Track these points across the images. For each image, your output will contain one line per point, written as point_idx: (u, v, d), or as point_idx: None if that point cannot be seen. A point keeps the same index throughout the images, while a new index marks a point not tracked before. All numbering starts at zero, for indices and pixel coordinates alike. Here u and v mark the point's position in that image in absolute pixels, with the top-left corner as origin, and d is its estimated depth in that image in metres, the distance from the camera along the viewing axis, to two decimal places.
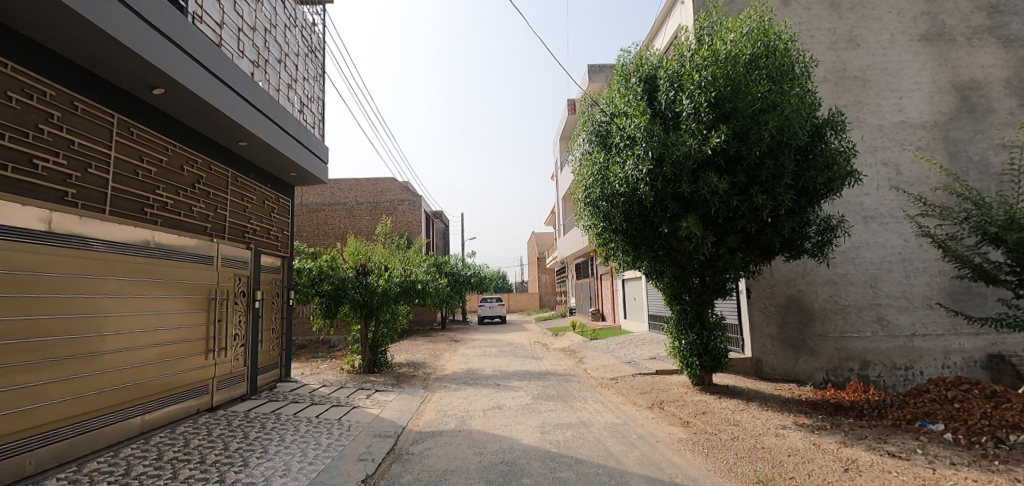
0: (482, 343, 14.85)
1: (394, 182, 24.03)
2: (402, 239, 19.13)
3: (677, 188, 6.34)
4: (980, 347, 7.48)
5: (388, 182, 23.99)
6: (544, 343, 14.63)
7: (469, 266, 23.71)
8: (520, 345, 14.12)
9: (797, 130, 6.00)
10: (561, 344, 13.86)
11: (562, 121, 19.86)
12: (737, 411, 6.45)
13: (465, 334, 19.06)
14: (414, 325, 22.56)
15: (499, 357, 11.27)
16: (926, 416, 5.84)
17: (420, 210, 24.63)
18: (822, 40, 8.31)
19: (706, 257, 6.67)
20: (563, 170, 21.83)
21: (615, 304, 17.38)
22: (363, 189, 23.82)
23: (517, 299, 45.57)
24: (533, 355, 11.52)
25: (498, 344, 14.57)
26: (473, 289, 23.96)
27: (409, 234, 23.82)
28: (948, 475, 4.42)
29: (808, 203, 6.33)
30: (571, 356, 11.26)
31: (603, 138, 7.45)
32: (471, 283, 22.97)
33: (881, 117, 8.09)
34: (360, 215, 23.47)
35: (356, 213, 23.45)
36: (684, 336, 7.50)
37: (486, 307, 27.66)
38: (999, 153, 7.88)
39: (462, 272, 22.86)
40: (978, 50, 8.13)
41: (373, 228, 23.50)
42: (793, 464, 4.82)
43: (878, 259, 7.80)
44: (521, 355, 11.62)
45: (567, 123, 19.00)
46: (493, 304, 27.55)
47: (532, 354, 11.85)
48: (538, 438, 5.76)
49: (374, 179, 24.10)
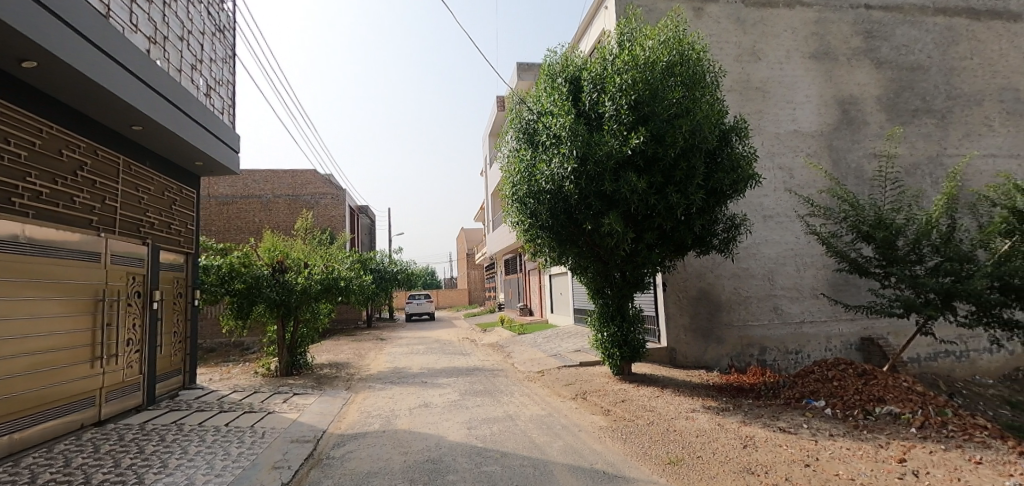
0: (410, 341, 14.61)
1: (316, 174, 22.82)
2: (325, 235, 17.83)
3: (600, 187, 6.62)
4: (855, 331, 8.55)
5: (309, 174, 22.76)
6: (473, 339, 14.68)
7: (396, 263, 23.13)
8: (448, 341, 14.01)
9: (707, 135, 6.47)
10: (489, 339, 13.92)
11: (492, 118, 19.79)
12: (653, 397, 6.84)
13: (391, 333, 18.55)
14: (337, 324, 21.66)
15: (427, 354, 11.11)
16: (811, 394, 6.55)
17: (344, 204, 23.61)
18: (730, 51, 8.86)
19: (627, 252, 7.00)
20: (492, 165, 21.88)
21: (543, 299, 17.72)
22: (282, 181, 22.39)
23: (447, 296, 45.25)
24: (461, 352, 11.46)
25: (426, 341, 14.36)
26: (401, 285, 23.41)
27: (333, 229, 22.80)
28: (827, 446, 5.05)
29: (716, 203, 6.83)
30: (499, 351, 11.34)
31: (530, 136, 7.60)
32: (397, 279, 22.42)
33: (778, 125, 8.87)
34: (278, 209, 22.16)
35: (273, 207, 22.08)
36: (606, 328, 7.80)
37: (414, 304, 27.17)
38: (871, 161, 9.01)
39: (389, 269, 22.18)
40: (856, 70, 9.22)
41: (292, 223, 22.26)
42: (700, 444, 5.22)
43: (775, 254, 8.58)
44: (450, 351, 11.54)
45: (496, 119, 19.02)
46: (422, 301, 27.16)
47: (460, 350, 11.82)
48: (465, 434, 5.77)
49: (294, 171, 22.75)
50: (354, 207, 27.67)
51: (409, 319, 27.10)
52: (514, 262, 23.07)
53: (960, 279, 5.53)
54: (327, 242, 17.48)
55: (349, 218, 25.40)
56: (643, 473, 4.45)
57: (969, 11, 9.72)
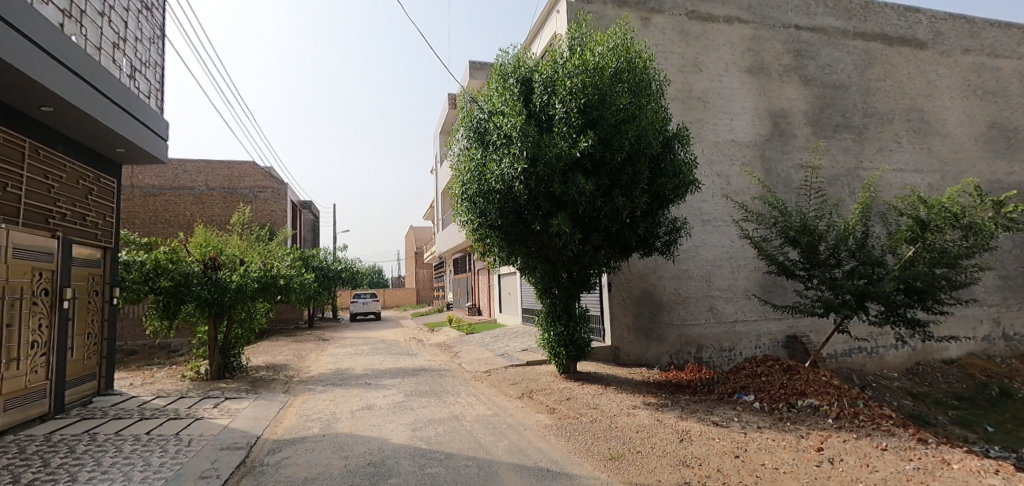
0: (353, 341, 14.19)
1: (255, 166, 21.71)
2: (263, 231, 16.98)
3: (549, 188, 6.71)
4: (782, 330, 9.18)
5: (248, 166, 21.62)
6: (420, 339, 14.44)
7: (340, 261, 22.38)
8: (394, 342, 13.73)
9: (652, 141, 6.72)
10: (436, 339, 13.77)
11: (442, 116, 19.59)
12: (597, 395, 7.01)
13: (334, 333, 17.97)
14: (276, 324, 20.69)
15: (371, 355, 10.82)
16: (743, 388, 6.94)
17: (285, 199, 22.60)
18: (674, 62, 9.20)
19: (574, 253, 7.13)
20: (442, 163, 21.65)
21: (491, 298, 17.75)
22: (216, 172, 21.14)
23: (394, 295, 44.41)
24: (407, 352, 11.26)
25: (371, 342, 13.99)
26: (345, 284, 22.67)
27: (272, 224, 21.76)
28: (754, 437, 5.38)
29: (659, 207, 7.09)
30: (446, 351, 11.23)
31: (480, 135, 7.59)
32: (341, 278, 21.70)
33: (717, 134, 9.33)
34: (212, 202, 20.91)
35: (206, 200, 20.81)
36: (553, 327, 7.91)
37: (359, 303, 26.41)
38: (799, 171, 9.68)
39: (333, 267, 21.44)
40: (786, 86, 9.87)
41: (227, 217, 21.07)
42: (639, 439, 5.41)
43: (712, 256, 9.02)
44: (395, 352, 11.30)
45: (447, 117, 18.83)
46: (367, 300, 26.44)
47: (407, 350, 11.60)
48: (409, 435, 5.66)
49: (230, 162, 21.53)
50: (296, 202, 26.56)
51: (353, 319, 26.33)
52: (464, 261, 22.93)
53: (872, 281, 6.02)
54: (265, 238, 16.66)
55: (290, 213, 24.35)
56: (585, 470, 4.55)
57: (883, 37, 10.65)
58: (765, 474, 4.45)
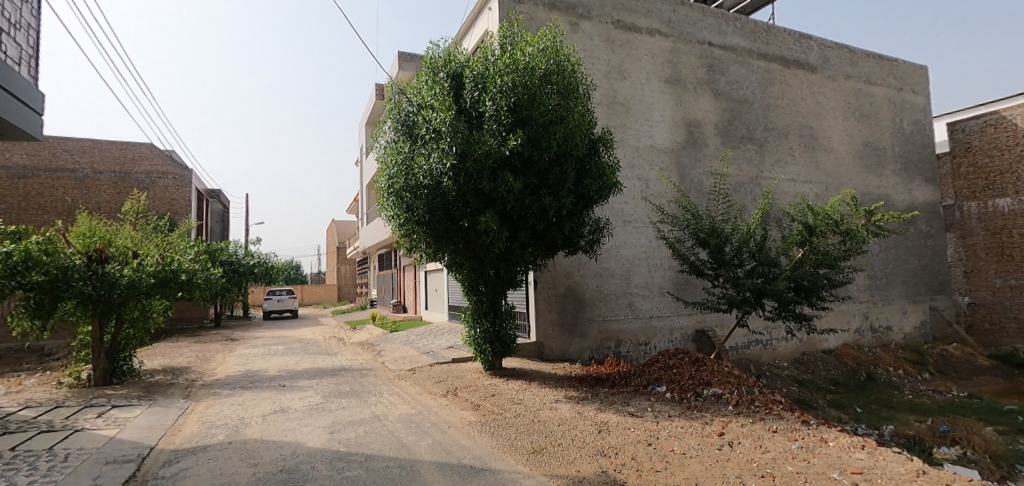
0: (267, 341, 13.31)
1: (153, 149, 19.61)
2: (162, 221, 15.38)
3: (477, 185, 6.71)
4: (691, 324, 9.92)
5: (144, 148, 19.48)
6: (340, 338, 13.86)
7: (253, 256, 20.86)
8: (312, 341, 13.06)
9: (578, 142, 6.93)
10: (357, 338, 13.27)
11: (368, 106, 18.90)
12: (521, 390, 7.12)
13: (244, 332, 16.73)
14: (174, 323, 18.89)
15: (285, 355, 10.20)
16: (656, 380, 7.37)
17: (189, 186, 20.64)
18: (600, 67, 9.52)
19: (502, 250, 7.20)
20: (368, 155, 20.89)
21: (417, 295, 17.45)
22: (105, 154, 18.84)
23: (314, 292, 42.22)
24: (326, 351, 10.77)
25: (286, 341, 13.19)
26: (258, 281, 21.19)
27: (173, 214, 19.79)
28: (665, 425, 5.75)
29: (584, 207, 7.31)
30: (367, 350, 10.85)
31: (408, 129, 7.44)
32: (254, 274, 20.25)
33: (638, 140, 9.78)
34: (98, 187, 18.67)
35: (90, 185, 18.54)
36: (479, 324, 7.93)
37: (274, 301, 24.80)
38: (709, 178, 10.46)
39: (244, 262, 19.94)
40: (700, 98, 10.61)
41: (117, 205, 18.90)
42: (560, 432, 5.57)
43: (631, 256, 9.49)
44: (313, 351, 10.75)
45: (373, 107, 18.20)
46: (283, 297, 24.90)
47: (325, 350, 11.08)
48: (326, 439, 5.41)
49: (122, 143, 19.27)
50: (203, 191, 24.38)
51: (267, 317, 24.69)
52: (389, 257, 22.32)
53: (768, 280, 6.64)
54: (165, 229, 15.13)
55: (195, 202, 22.29)
56: (508, 465, 4.60)
57: (782, 59, 11.78)
58: (674, 459, 4.77)
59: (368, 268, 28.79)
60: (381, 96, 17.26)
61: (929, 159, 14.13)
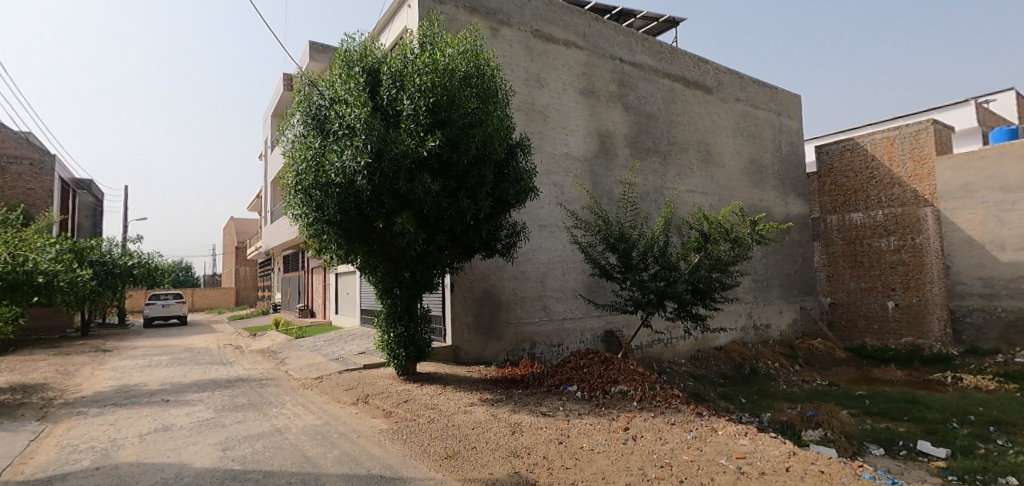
0: (147, 351, 11.86)
1: (3, 129, 16.77)
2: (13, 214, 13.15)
3: (393, 185, 6.51)
4: (601, 325, 10.43)
5: None
6: (237, 346, 12.74)
7: (133, 255, 18.56)
8: (203, 350, 11.86)
9: (496, 147, 6.99)
10: (256, 346, 12.30)
11: (275, 97, 17.69)
12: (435, 395, 7.02)
13: (120, 342, 14.78)
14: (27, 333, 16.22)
15: (170, 367, 9.17)
16: (568, 380, 7.63)
17: (52, 174, 17.89)
18: (519, 74, 9.70)
19: (418, 252, 7.05)
20: (274, 149, 19.53)
21: (326, 299, 16.57)
22: None
23: (209, 296, 38.39)
24: (219, 361, 9.84)
25: (171, 351, 11.86)
26: (138, 284, 18.87)
27: (30, 206, 17.04)
28: (575, 424, 5.95)
29: (501, 211, 7.38)
30: (268, 358, 10.10)
31: (319, 123, 7.08)
32: (134, 276, 18.04)
33: (554, 147, 10.08)
34: None
35: None
36: (392, 328, 7.70)
37: (158, 306, 22.15)
38: (618, 187, 11.08)
39: (121, 262, 17.68)
40: (612, 110, 11.21)
41: None
42: (474, 435, 5.56)
43: (547, 259, 9.76)
44: (204, 361, 9.77)
45: (280, 98, 17.06)
46: (170, 302, 22.34)
47: (219, 359, 10.12)
48: (217, 457, 4.93)
49: None
50: (70, 181, 21.25)
51: (149, 324, 21.97)
52: (295, 258, 20.98)
53: (669, 283, 7.15)
54: (18, 223, 12.97)
55: (59, 194, 19.35)
56: (419, 472, 4.49)
57: (683, 80, 12.82)
58: (583, 456, 4.95)
59: (272, 270, 26.84)
60: (289, 86, 16.24)
61: (800, 177, 16.12)
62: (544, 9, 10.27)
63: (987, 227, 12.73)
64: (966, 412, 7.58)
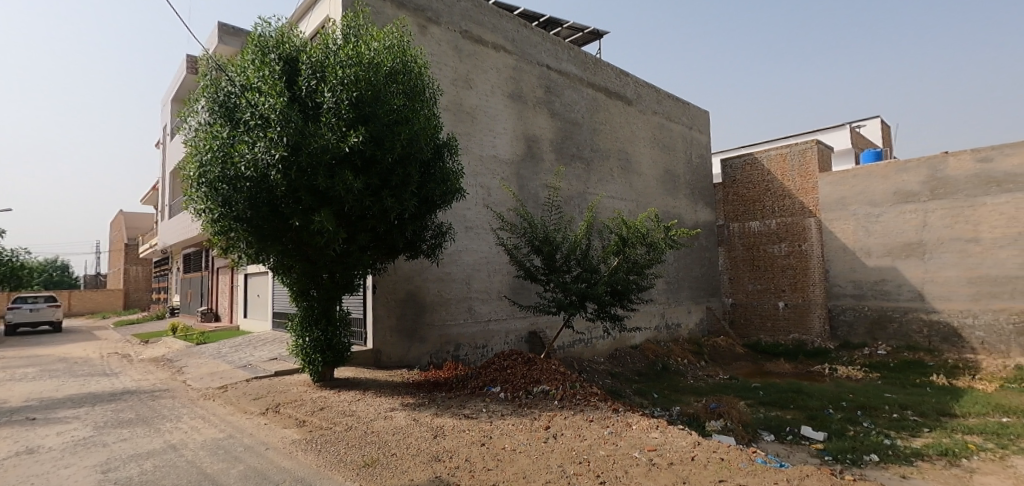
0: (8, 363, 10.25)
1: None
2: None
3: (312, 181, 6.18)
4: (524, 327, 10.64)
5: None
6: (125, 355, 11.41)
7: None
8: (81, 360, 10.48)
9: (423, 146, 6.85)
10: (149, 354, 11.12)
11: (177, 80, 16.15)
12: (354, 401, 6.74)
13: None
14: None
15: (37, 380, 8.00)
16: (491, 381, 7.66)
17: None
18: (447, 74, 9.61)
19: (337, 252, 6.73)
20: (174, 137, 17.79)
21: (234, 302, 15.37)
22: None
23: (92, 299, 34.00)
24: (101, 372, 8.76)
25: (40, 362, 10.35)
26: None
27: None
28: (498, 425, 5.98)
29: (427, 211, 7.25)
30: (163, 368, 9.16)
31: (228, 111, 6.56)
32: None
33: (482, 148, 10.10)
34: None
35: None
36: (309, 332, 7.31)
37: (23, 310, 19.24)
38: (544, 191, 11.35)
39: None
40: (538, 115, 11.46)
41: None
42: (395, 441, 5.40)
43: (473, 261, 9.75)
44: (82, 373, 8.64)
45: (183, 82, 15.61)
46: (38, 306, 19.47)
47: (101, 370, 9.00)
48: (96, 480, 4.37)
49: None
50: None
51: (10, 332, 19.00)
52: (198, 258, 19.25)
53: (590, 285, 7.41)
54: None
55: None
56: (333, 483, 4.27)
57: (606, 90, 13.41)
58: (505, 456, 4.98)
59: (170, 270, 24.44)
60: (193, 70, 14.91)
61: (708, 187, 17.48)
62: (473, 10, 10.27)
63: (858, 236, 14.53)
64: (840, 399, 8.60)
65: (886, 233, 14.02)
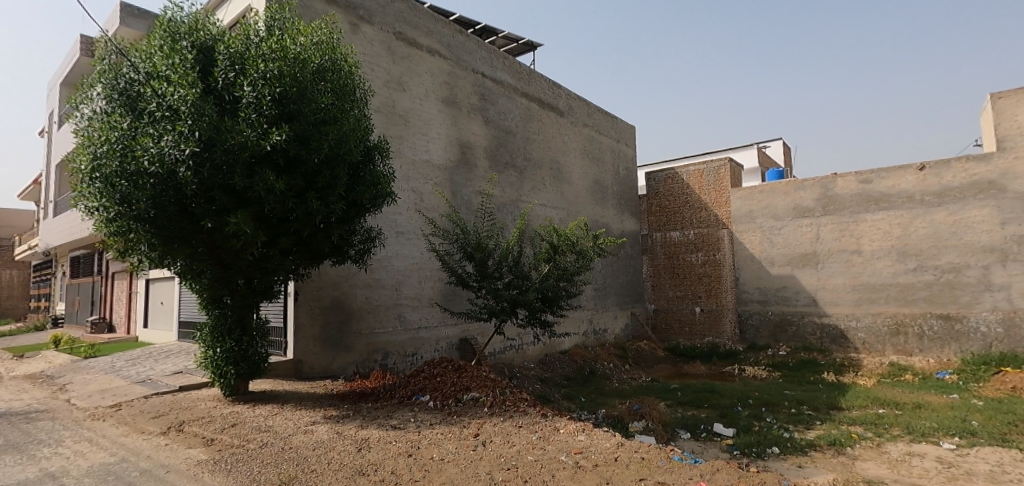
0: None
1: None
2: None
3: (227, 180, 5.75)
4: (455, 334, 10.57)
5: None
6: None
7: None
8: None
9: (352, 148, 6.60)
10: (23, 371, 9.77)
11: (67, 63, 14.48)
12: (271, 416, 6.32)
13: None
14: None
15: None
16: (420, 390, 7.50)
17: None
18: (380, 74, 9.37)
19: (255, 257, 6.29)
20: (62, 126, 15.90)
21: (132, 311, 13.94)
22: None
23: None
24: None
25: None
26: None
27: None
28: (426, 435, 5.86)
29: (356, 215, 6.98)
30: (41, 386, 8.08)
31: (130, 100, 5.97)
32: None
33: (415, 152, 9.94)
34: None
35: None
36: (220, 343, 6.78)
37: None
38: (477, 197, 11.38)
39: None
40: (472, 122, 11.49)
41: None
42: (314, 457, 5.12)
43: (403, 267, 9.53)
44: None
45: (74, 66, 14.00)
46: None
47: None
48: None
49: None
50: None
51: None
52: (89, 261, 17.27)
53: (521, 291, 7.50)
54: None
55: None
56: None
57: (539, 101, 13.73)
58: (432, 466, 4.89)
59: (54, 275, 21.65)
60: (88, 51, 13.43)
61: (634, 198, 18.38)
62: (407, 12, 10.14)
63: (763, 247, 15.87)
64: (747, 397, 9.32)
65: (787, 245, 15.46)
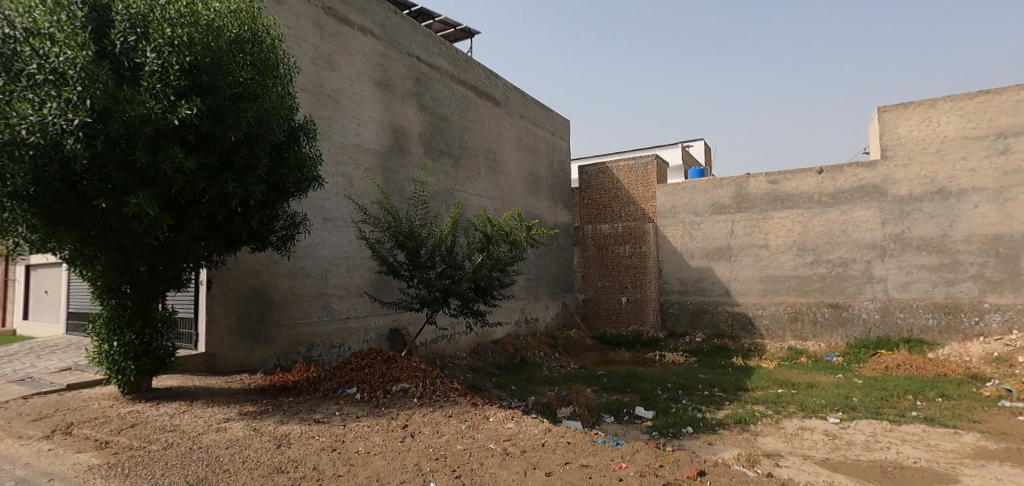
0: None
1: None
2: None
3: (126, 156, 5.17)
4: (385, 324, 10.32)
5: None
6: None
7: None
8: None
9: (274, 127, 6.17)
10: None
11: None
12: (178, 415, 5.83)
13: None
14: None
15: None
16: (347, 382, 7.25)
17: None
18: (306, 51, 8.83)
19: (161, 242, 5.73)
20: None
21: (8, 301, 12.26)
22: None
23: None
24: None
25: None
26: None
27: None
28: (352, 428, 5.68)
29: (277, 199, 6.54)
30: None
31: (2, 59, 5.19)
32: None
33: (345, 136, 9.51)
34: None
35: None
36: (118, 337, 6.16)
37: None
38: (410, 185, 11.12)
39: None
40: (407, 107, 11.17)
41: None
42: (227, 456, 4.79)
43: (330, 255, 9.13)
44: None
45: None
46: None
47: None
48: None
49: None
50: None
51: None
52: None
53: (454, 281, 7.45)
54: None
55: None
56: None
57: (476, 89, 13.63)
58: (358, 460, 4.76)
59: None
60: None
61: (567, 191, 18.82)
62: None
63: (684, 240, 16.87)
64: (665, 381, 9.94)
65: (706, 239, 16.54)
